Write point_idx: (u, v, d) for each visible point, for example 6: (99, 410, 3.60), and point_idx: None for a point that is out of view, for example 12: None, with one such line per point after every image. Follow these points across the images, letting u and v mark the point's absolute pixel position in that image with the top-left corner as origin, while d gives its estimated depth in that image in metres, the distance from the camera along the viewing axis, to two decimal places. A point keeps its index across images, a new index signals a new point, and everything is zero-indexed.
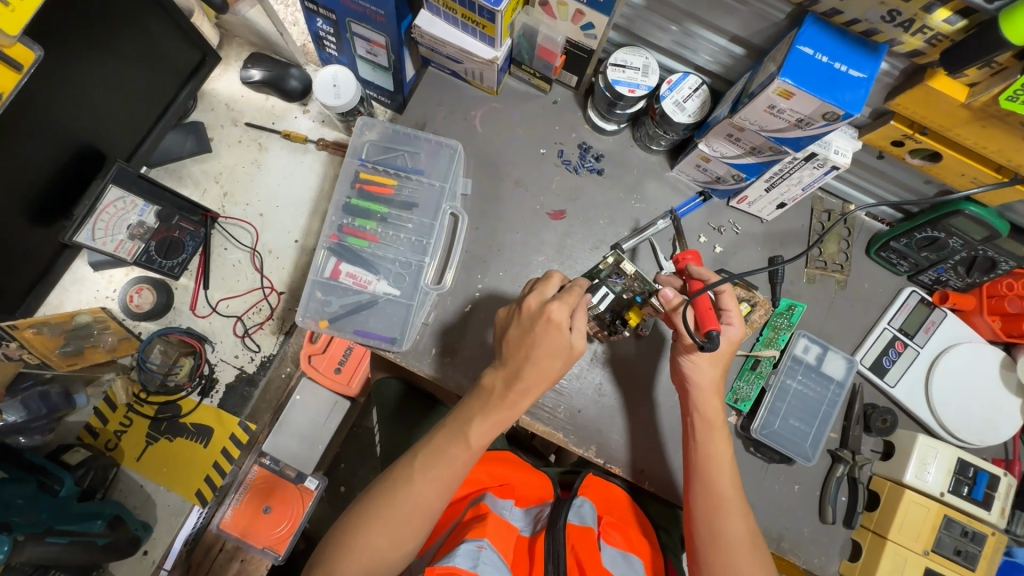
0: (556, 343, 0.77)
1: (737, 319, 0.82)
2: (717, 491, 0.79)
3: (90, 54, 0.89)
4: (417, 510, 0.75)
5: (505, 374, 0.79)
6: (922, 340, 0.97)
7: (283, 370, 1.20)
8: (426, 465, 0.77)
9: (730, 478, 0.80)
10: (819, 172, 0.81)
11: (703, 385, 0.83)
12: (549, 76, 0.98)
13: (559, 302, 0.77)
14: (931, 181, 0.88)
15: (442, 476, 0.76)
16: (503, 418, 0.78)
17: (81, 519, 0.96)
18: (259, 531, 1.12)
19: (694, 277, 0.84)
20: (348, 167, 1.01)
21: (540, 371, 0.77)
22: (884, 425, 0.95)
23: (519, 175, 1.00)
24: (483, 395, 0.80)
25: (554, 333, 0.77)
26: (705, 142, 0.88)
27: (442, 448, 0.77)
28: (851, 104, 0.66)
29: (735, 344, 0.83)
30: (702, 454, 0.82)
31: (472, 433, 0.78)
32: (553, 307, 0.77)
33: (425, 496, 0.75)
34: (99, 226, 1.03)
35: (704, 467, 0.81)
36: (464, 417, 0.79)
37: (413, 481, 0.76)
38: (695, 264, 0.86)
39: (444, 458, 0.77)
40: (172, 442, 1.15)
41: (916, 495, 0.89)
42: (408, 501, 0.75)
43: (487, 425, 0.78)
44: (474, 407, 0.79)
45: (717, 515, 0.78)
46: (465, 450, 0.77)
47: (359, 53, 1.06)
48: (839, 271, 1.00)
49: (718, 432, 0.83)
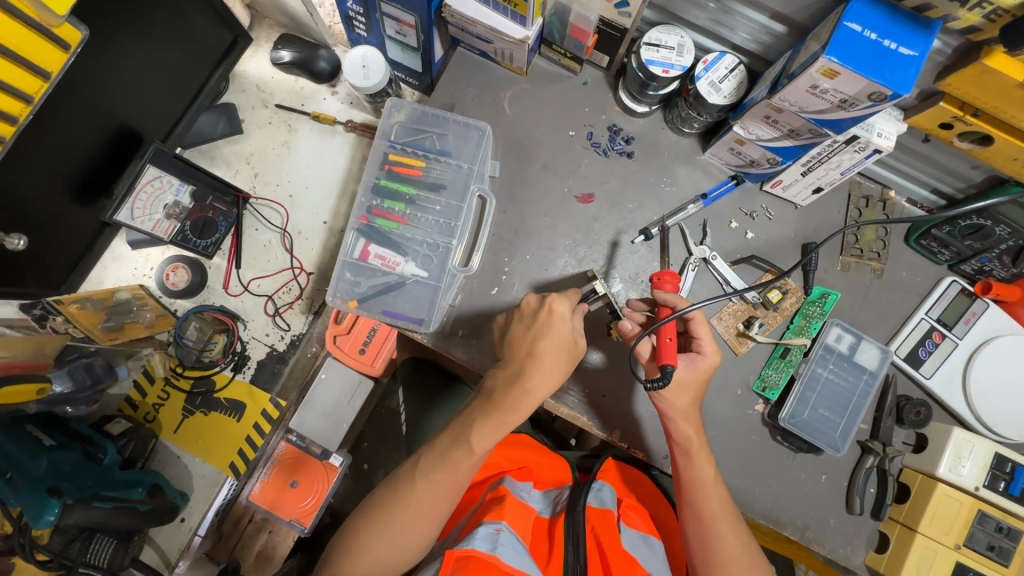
0: (557, 336, 0.78)
1: (709, 348, 0.80)
2: (707, 504, 0.78)
3: (130, 33, 0.91)
4: (421, 509, 0.76)
5: (510, 373, 0.78)
6: (960, 331, 0.94)
7: (309, 350, 1.22)
8: (430, 469, 0.77)
9: (718, 497, 0.79)
10: (860, 156, 0.79)
11: (672, 414, 0.80)
12: (580, 55, 0.96)
13: (561, 296, 0.80)
14: (979, 166, 0.84)
15: (442, 483, 0.76)
16: (507, 420, 0.77)
17: (123, 486, 1.00)
18: (286, 503, 1.15)
19: (663, 304, 0.80)
20: (377, 149, 1.01)
21: (547, 368, 0.77)
22: (918, 417, 0.92)
23: (548, 157, 0.99)
24: (489, 393, 0.79)
25: (566, 327, 0.78)
26: (740, 124, 0.86)
27: (448, 451, 0.77)
28: (899, 83, 0.64)
29: (705, 374, 0.81)
30: (690, 476, 0.80)
31: (478, 436, 0.77)
32: (556, 300, 0.79)
33: (428, 503, 0.76)
34: (137, 206, 1.04)
35: (693, 490, 0.79)
36: (470, 417, 0.78)
37: (417, 485, 0.77)
38: (670, 290, 0.81)
39: (449, 462, 0.77)
40: (206, 415, 1.17)
41: (948, 489, 0.87)
42: (412, 505, 0.76)
43: (494, 423, 0.77)
44: (480, 407, 0.78)
45: (710, 527, 0.78)
46: (472, 455, 0.77)
47: (388, 33, 1.05)
48: (875, 259, 0.97)
49: (697, 455, 0.80)
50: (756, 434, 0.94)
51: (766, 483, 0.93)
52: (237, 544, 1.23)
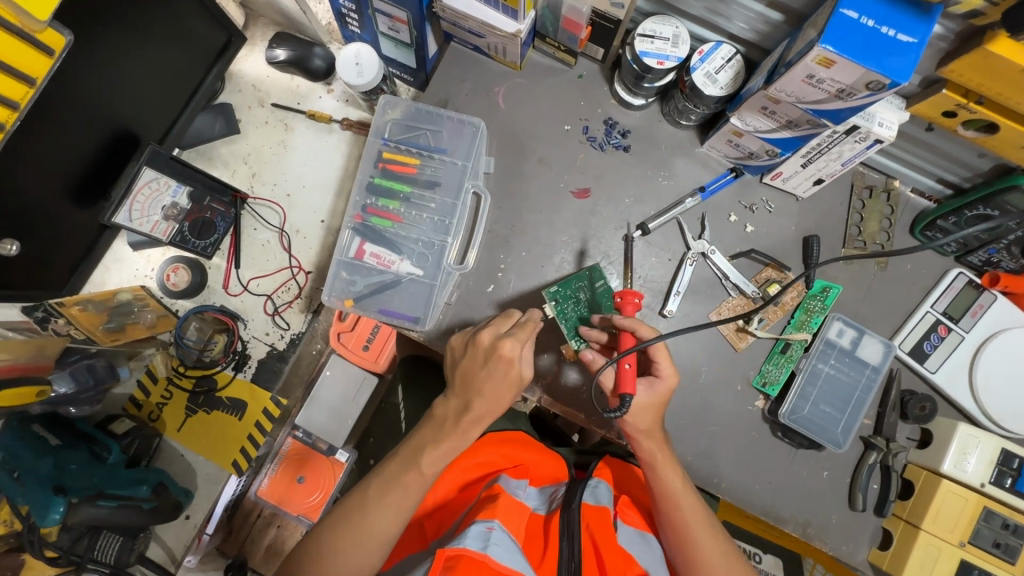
0: (504, 378, 0.78)
1: (667, 370, 0.79)
2: (680, 513, 0.78)
3: (123, 35, 0.91)
4: (371, 532, 0.75)
5: (460, 405, 0.80)
6: (967, 324, 0.92)
7: (314, 347, 1.25)
8: (383, 491, 0.77)
9: (691, 506, 0.78)
10: (861, 146, 0.77)
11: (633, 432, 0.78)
12: (574, 48, 0.95)
13: (512, 339, 0.77)
14: (985, 155, 0.81)
15: (394, 504, 0.76)
16: (452, 447, 0.79)
17: (128, 484, 1.01)
18: (293, 499, 1.17)
19: (624, 329, 0.81)
20: (371, 147, 1.00)
21: (490, 402, 0.78)
22: (922, 413, 0.91)
23: (544, 152, 0.98)
24: (440, 423, 0.81)
25: (513, 372, 0.78)
26: (738, 115, 0.84)
27: (399, 475, 0.78)
28: (898, 72, 0.62)
29: (664, 397, 0.79)
30: (659, 489, 0.79)
31: (429, 459, 0.78)
32: (505, 345, 0.77)
33: (378, 526, 0.75)
34: (135, 208, 1.06)
35: (664, 502, 0.78)
36: (421, 443, 0.80)
37: (369, 508, 0.76)
38: (631, 313, 0.83)
39: (401, 484, 0.77)
40: (209, 414, 1.18)
41: (953, 485, 0.85)
42: (364, 528, 0.75)
43: (444, 452, 0.79)
44: (430, 435, 0.80)
45: (686, 534, 0.77)
46: (423, 476, 0.78)
47: (381, 29, 1.04)
48: (879, 252, 0.96)
49: (664, 466, 0.79)
50: (756, 430, 0.93)
51: (767, 479, 0.92)
52: (247, 538, 1.26)
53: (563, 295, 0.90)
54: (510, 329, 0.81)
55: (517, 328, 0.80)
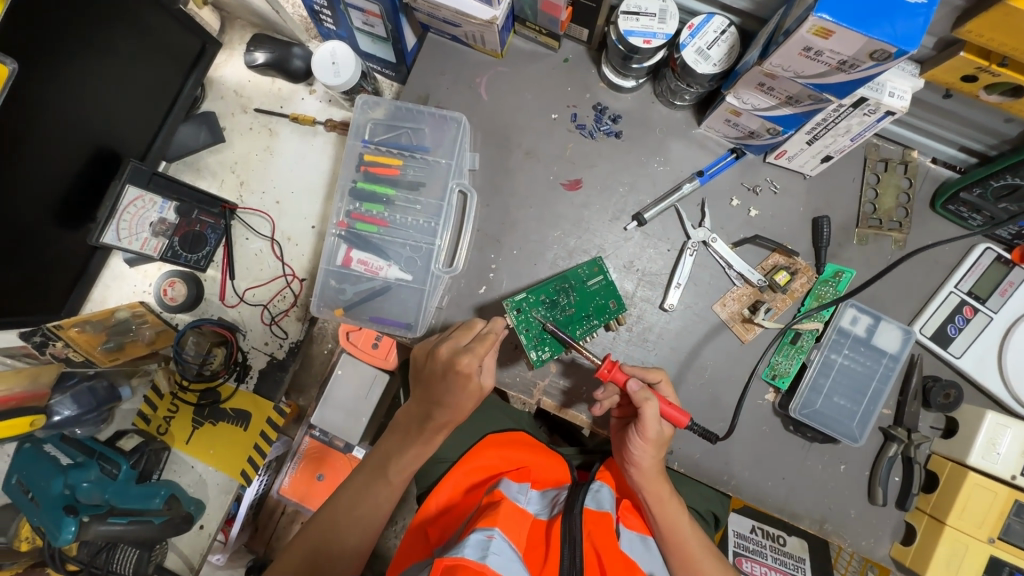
0: (464, 391, 0.75)
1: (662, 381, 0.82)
2: (685, 547, 0.80)
3: (90, 51, 0.88)
4: (344, 546, 0.79)
5: (421, 413, 0.80)
6: (995, 304, 0.86)
7: (325, 346, 1.28)
8: (355, 504, 0.81)
9: (697, 536, 0.81)
10: (870, 120, 0.70)
11: (644, 465, 0.79)
12: (556, 31, 0.89)
13: (470, 352, 0.74)
14: (1014, 120, 0.73)
15: (364, 517, 0.81)
16: (418, 453, 0.81)
17: (140, 499, 1.04)
18: (314, 496, 1.22)
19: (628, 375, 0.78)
20: (352, 150, 0.97)
21: (451, 410, 0.77)
22: (947, 400, 0.85)
23: (531, 144, 0.93)
24: (408, 428, 0.82)
25: (475, 384, 0.75)
26: (733, 94, 0.78)
27: (370, 485, 0.82)
28: (905, 38, 0.55)
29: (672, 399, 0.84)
30: (666, 525, 0.80)
31: (395, 469, 0.82)
32: (463, 359, 0.74)
33: (349, 539, 0.79)
34: (122, 227, 1.04)
35: (669, 535, 0.80)
36: (390, 452, 0.83)
37: (341, 520, 0.80)
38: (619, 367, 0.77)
39: (372, 494, 0.82)
40: (215, 425, 1.15)
41: (981, 477, 0.79)
42: (336, 543, 0.79)
43: (407, 460, 0.81)
44: (400, 442, 0.82)
45: (691, 562, 0.80)
46: (390, 485, 0.82)
47: (356, 25, 1.00)
48: (896, 229, 0.89)
49: (670, 502, 0.80)
50: (767, 424, 0.88)
51: (780, 475, 0.88)
52: (272, 535, 1.30)
53: (530, 303, 0.86)
54: (469, 341, 0.77)
55: (477, 340, 0.76)
